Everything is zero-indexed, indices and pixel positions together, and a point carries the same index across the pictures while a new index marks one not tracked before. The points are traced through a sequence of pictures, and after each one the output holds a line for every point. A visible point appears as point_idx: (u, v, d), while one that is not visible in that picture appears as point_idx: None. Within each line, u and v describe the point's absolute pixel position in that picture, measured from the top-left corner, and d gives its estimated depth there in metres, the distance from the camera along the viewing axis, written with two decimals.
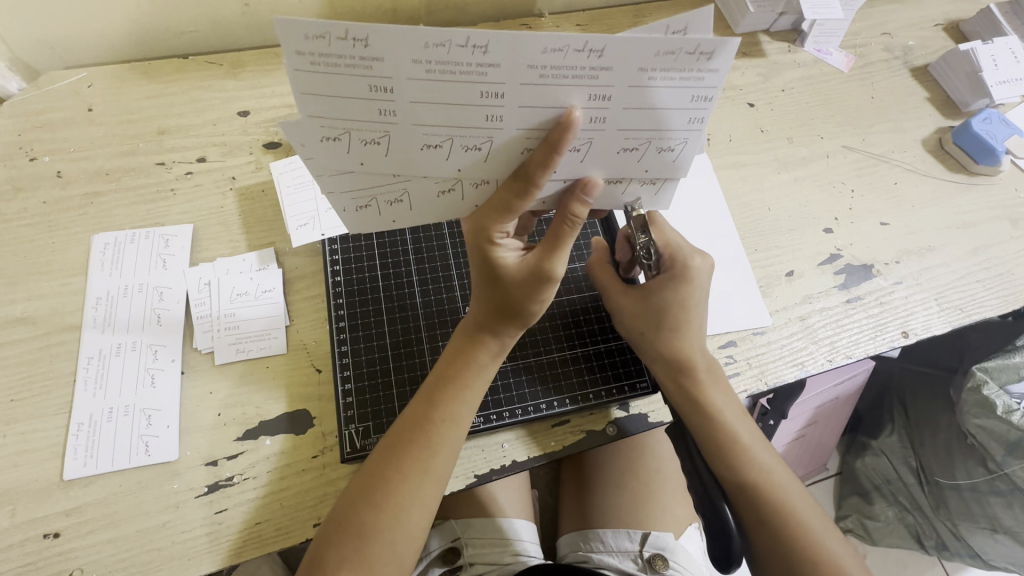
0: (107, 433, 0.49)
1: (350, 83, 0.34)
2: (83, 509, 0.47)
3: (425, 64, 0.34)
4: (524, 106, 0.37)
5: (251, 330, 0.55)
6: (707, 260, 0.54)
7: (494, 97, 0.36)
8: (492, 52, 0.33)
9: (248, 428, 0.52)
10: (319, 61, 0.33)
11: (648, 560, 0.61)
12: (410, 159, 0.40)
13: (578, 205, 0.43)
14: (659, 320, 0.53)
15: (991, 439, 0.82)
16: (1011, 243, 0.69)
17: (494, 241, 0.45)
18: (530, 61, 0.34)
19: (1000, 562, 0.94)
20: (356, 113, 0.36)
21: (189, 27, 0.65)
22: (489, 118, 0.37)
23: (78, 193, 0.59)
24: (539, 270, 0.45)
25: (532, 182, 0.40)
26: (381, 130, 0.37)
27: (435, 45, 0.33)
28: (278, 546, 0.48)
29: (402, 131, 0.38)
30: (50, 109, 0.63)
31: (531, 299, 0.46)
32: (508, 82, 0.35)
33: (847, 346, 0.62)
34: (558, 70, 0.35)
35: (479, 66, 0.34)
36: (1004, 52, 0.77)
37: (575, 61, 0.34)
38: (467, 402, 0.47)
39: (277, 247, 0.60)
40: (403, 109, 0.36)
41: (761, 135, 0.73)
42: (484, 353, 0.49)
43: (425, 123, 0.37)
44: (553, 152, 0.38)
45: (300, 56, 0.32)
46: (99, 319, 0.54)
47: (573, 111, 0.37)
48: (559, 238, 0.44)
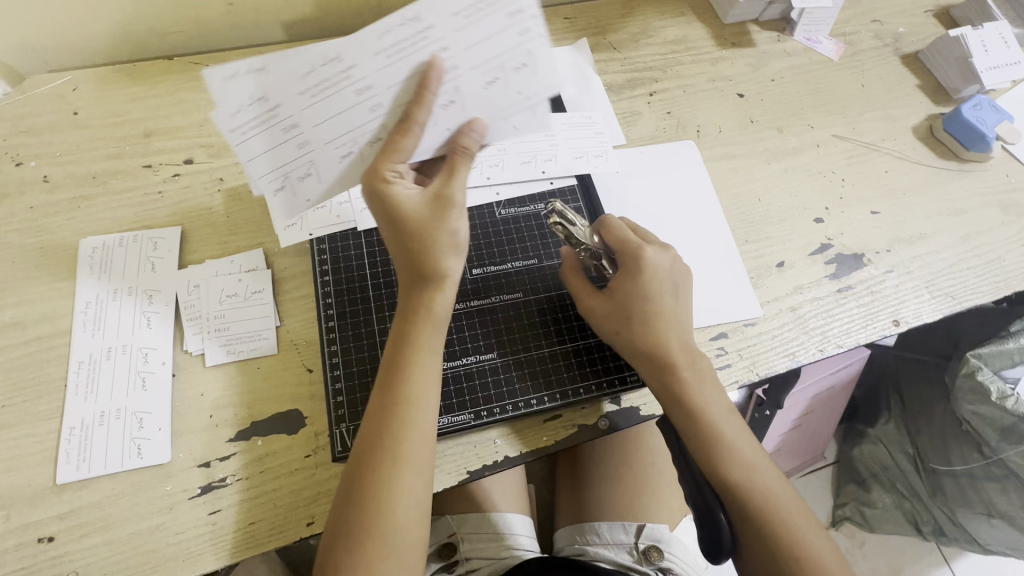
0: (100, 436, 0.50)
1: (270, 131, 0.46)
2: (77, 513, 0.47)
3: (305, 93, 0.45)
4: (391, 85, 0.46)
5: (242, 331, 0.55)
6: (665, 251, 0.55)
7: (359, 82, 0.45)
8: (345, 57, 0.45)
9: (241, 429, 0.52)
10: (247, 124, 0.46)
11: (643, 551, 0.61)
12: (344, 178, 0.49)
13: (467, 138, 0.48)
14: (629, 313, 0.53)
15: (985, 425, 0.82)
16: (1002, 229, 0.69)
17: (386, 180, 0.46)
18: (372, 49, 0.46)
19: (997, 546, 0.94)
20: (286, 153, 0.47)
21: (174, 27, 0.65)
22: (372, 108, 0.46)
23: (64, 198, 0.59)
24: (440, 198, 0.47)
25: (411, 119, 0.46)
26: (308, 159, 0.47)
27: (307, 73, 0.45)
28: (273, 545, 0.48)
29: (320, 155, 0.47)
30: (36, 114, 0.62)
31: (439, 228, 0.47)
32: (359, 61, 0.45)
33: (838, 336, 0.62)
34: (396, 47, 0.46)
35: (342, 72, 0.45)
36: (994, 37, 0.76)
37: (399, 33, 0.46)
38: (425, 381, 0.47)
39: (266, 247, 0.60)
40: (313, 137, 0.47)
41: (751, 126, 0.73)
42: (426, 331, 0.48)
43: (332, 138, 0.47)
44: (423, 90, 0.46)
45: (233, 127, 0.45)
46: (89, 323, 0.54)
47: (437, 54, 0.45)
48: (453, 168, 0.48)
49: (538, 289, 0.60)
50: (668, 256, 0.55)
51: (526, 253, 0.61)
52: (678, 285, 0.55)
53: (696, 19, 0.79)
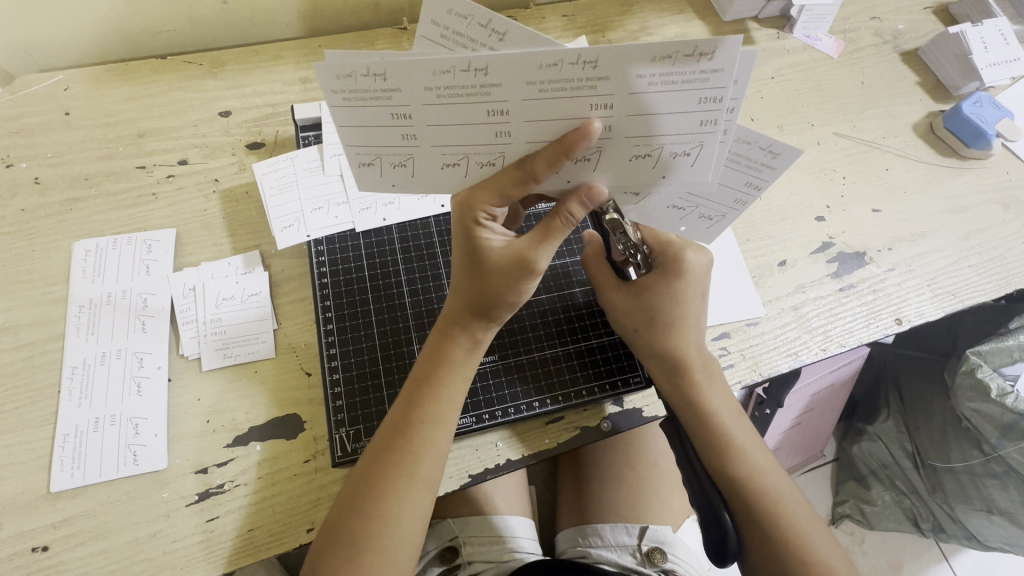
0: (94, 443, 0.49)
1: (376, 112, 0.37)
2: (71, 521, 0.46)
3: (435, 90, 0.36)
4: (531, 121, 0.38)
5: (239, 334, 0.54)
6: (704, 254, 0.52)
7: (500, 114, 0.37)
8: (492, 73, 0.35)
9: (238, 435, 0.51)
10: (350, 96, 0.36)
11: (646, 553, 0.61)
12: (433, 177, 0.43)
13: (576, 205, 0.43)
14: (652, 315, 0.52)
15: (985, 422, 0.82)
16: (1003, 227, 0.69)
17: (479, 222, 0.44)
18: (528, 77, 0.35)
19: (996, 543, 0.94)
20: (384, 139, 0.39)
21: (167, 26, 0.64)
22: (499, 133, 0.39)
23: (56, 200, 0.58)
24: (523, 259, 0.44)
25: (533, 175, 0.40)
26: (406, 153, 0.40)
27: (442, 72, 0.35)
28: (272, 552, 0.48)
29: (421, 153, 0.40)
30: (27, 114, 0.61)
31: (509, 291, 0.46)
32: (510, 100, 0.36)
33: (841, 335, 0.62)
34: (555, 84, 0.35)
35: (482, 87, 0.35)
36: (993, 34, 0.76)
37: (569, 74, 0.35)
38: (449, 403, 0.47)
39: (263, 249, 0.59)
40: (422, 133, 0.39)
41: (751, 124, 0.72)
42: (458, 348, 0.48)
43: (444, 143, 0.40)
44: (562, 157, 0.38)
45: (335, 94, 0.36)
46: (82, 328, 0.53)
47: (591, 123, 0.37)
48: (551, 232, 0.44)
49: (539, 290, 0.59)
50: (706, 260, 0.52)
51: None
52: (707, 289, 0.53)
53: (695, 16, 0.79)
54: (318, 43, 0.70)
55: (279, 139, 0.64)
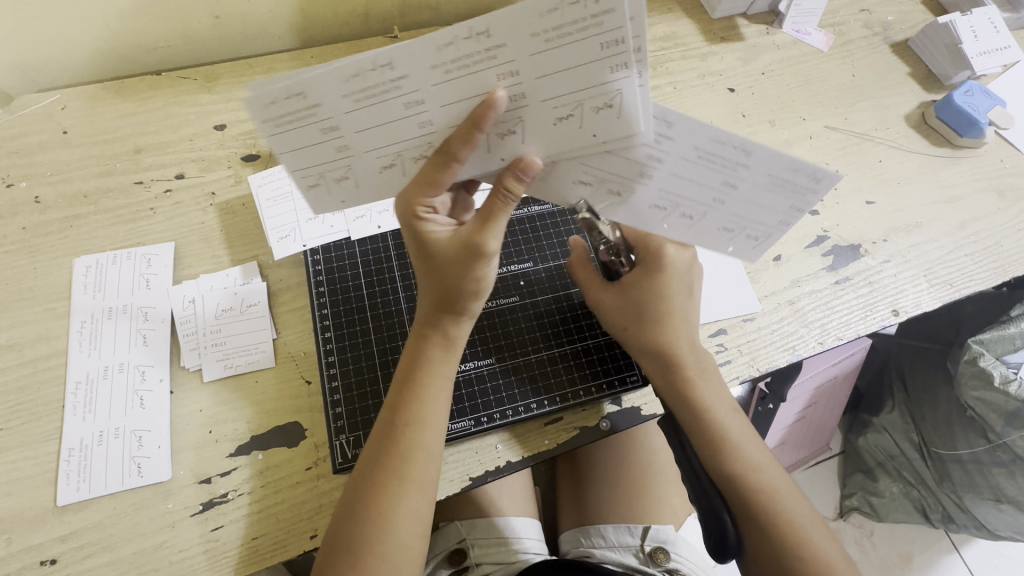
0: (99, 456, 0.49)
1: (306, 132, 0.39)
2: (78, 534, 0.47)
3: (351, 96, 0.37)
4: (447, 103, 0.38)
5: (238, 345, 0.55)
6: (686, 249, 0.54)
7: (417, 104, 0.38)
8: (397, 66, 0.36)
9: (240, 444, 0.51)
10: (280, 122, 0.38)
11: (649, 554, 0.61)
12: (376, 186, 0.44)
13: (513, 182, 0.42)
14: (638, 312, 0.53)
15: (989, 410, 0.81)
16: (998, 215, 0.69)
17: (420, 216, 0.45)
18: (430, 62, 0.36)
19: (1006, 532, 0.93)
20: (320, 156, 0.40)
21: (161, 43, 0.65)
22: (421, 124, 0.39)
23: (57, 218, 0.59)
24: (471, 244, 0.44)
25: (453, 154, 0.40)
26: (343, 164, 0.41)
27: (352, 77, 0.36)
28: (276, 559, 0.48)
29: (358, 160, 0.41)
30: (26, 134, 0.62)
31: (463, 277, 0.46)
32: (422, 87, 0.37)
33: (837, 328, 0.62)
34: (459, 63, 0.36)
35: (391, 81, 0.36)
36: (983, 22, 0.76)
37: (468, 49, 0.35)
38: (433, 402, 0.47)
39: (260, 260, 0.59)
40: (352, 142, 0.40)
41: (743, 120, 0.73)
42: (434, 347, 0.49)
43: (376, 146, 0.40)
44: (473, 130, 0.38)
45: (267, 123, 0.37)
46: (85, 343, 0.53)
47: (495, 92, 0.37)
48: (492, 213, 0.44)
49: (535, 291, 0.59)
50: (688, 254, 0.54)
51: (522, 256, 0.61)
52: (692, 285, 0.54)
53: (684, 15, 0.79)
54: (310, 54, 0.71)
55: (273, 151, 0.65)
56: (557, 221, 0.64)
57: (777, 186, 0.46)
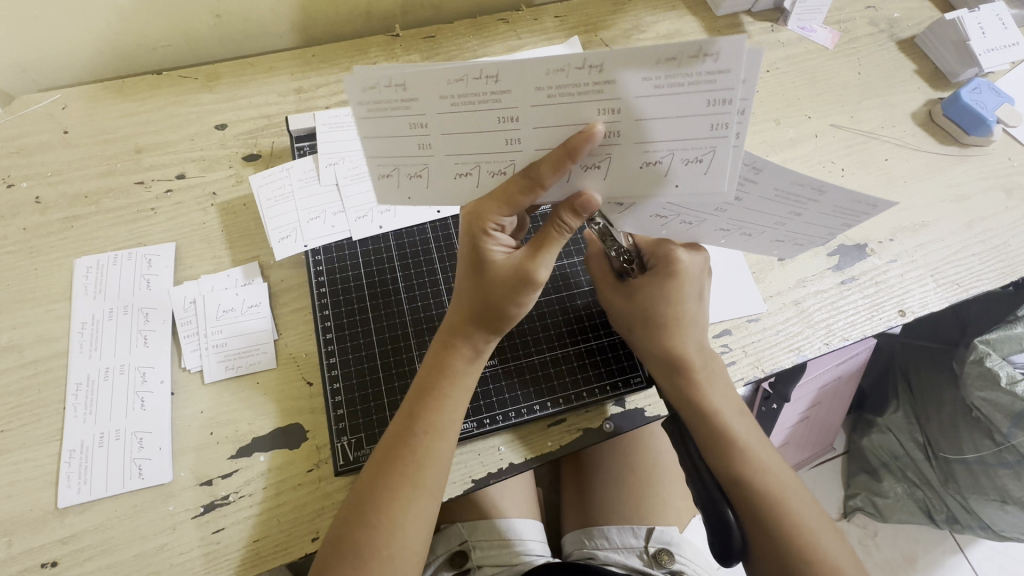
0: (100, 458, 0.49)
1: (395, 122, 0.37)
2: (79, 536, 0.47)
3: (450, 99, 0.36)
4: (541, 126, 0.38)
5: (239, 346, 0.54)
6: (697, 253, 0.53)
7: (511, 121, 0.37)
8: (503, 79, 0.35)
9: (242, 446, 0.51)
10: (373, 108, 0.37)
11: (653, 555, 0.60)
12: (446, 188, 0.42)
13: (570, 216, 0.43)
14: (647, 317, 0.52)
15: (995, 411, 0.81)
16: (1006, 214, 0.68)
17: (487, 232, 0.44)
18: (536, 83, 0.35)
19: (1012, 533, 0.92)
20: (401, 150, 0.39)
21: (161, 42, 0.64)
22: (510, 141, 0.39)
23: (57, 218, 0.59)
24: (523, 271, 0.44)
25: (539, 182, 0.40)
26: (420, 163, 0.40)
27: (455, 80, 0.35)
28: (278, 562, 0.48)
29: (436, 163, 0.40)
30: (26, 133, 0.62)
31: (511, 302, 0.46)
32: (520, 105, 0.36)
33: (844, 328, 0.61)
34: (563, 90, 0.35)
35: (492, 94, 0.36)
36: (990, 19, 0.75)
37: (576, 79, 0.35)
38: (448, 412, 0.46)
39: (261, 260, 0.59)
40: (437, 142, 0.39)
41: (747, 118, 0.72)
42: (459, 358, 0.48)
43: (457, 151, 0.40)
44: (567, 159, 0.38)
45: (361, 105, 0.36)
46: (85, 344, 0.53)
47: (596, 124, 0.36)
48: (548, 243, 0.44)
49: (538, 292, 0.59)
50: (700, 259, 0.53)
51: None
52: (703, 290, 0.53)
53: (688, 12, 0.78)
54: (311, 53, 0.70)
55: (274, 151, 0.64)
56: None
57: (838, 214, 0.44)
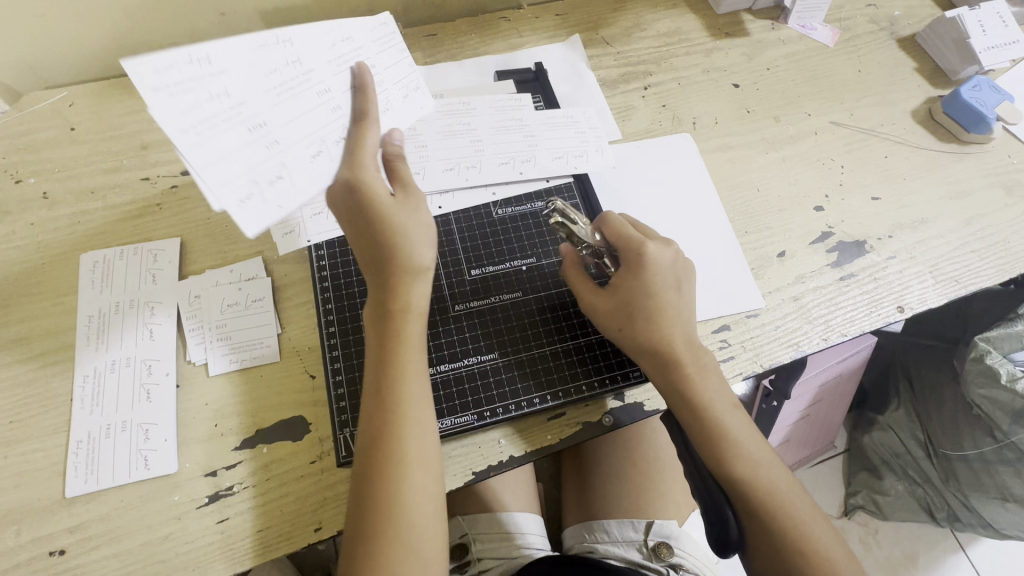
0: (106, 449, 0.50)
1: None
2: (86, 525, 0.48)
3: (272, 88, 0.44)
4: None
5: (243, 339, 0.55)
6: (669, 248, 0.55)
7: None
8: None
9: (246, 438, 0.52)
10: (197, 124, 0.39)
11: (653, 548, 0.61)
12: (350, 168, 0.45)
13: (393, 146, 0.50)
14: (631, 311, 0.53)
15: (995, 408, 0.81)
16: (1005, 211, 0.68)
17: (355, 175, 0.46)
18: (324, 46, 0.47)
19: (1013, 531, 0.92)
20: (252, 158, 0.42)
21: (167, 40, 0.65)
22: None
23: (64, 213, 0.59)
24: (402, 191, 0.49)
25: (364, 113, 0.49)
26: (276, 163, 0.44)
27: None
28: (281, 552, 0.49)
29: (290, 155, 0.44)
30: (34, 130, 0.63)
31: (404, 219, 0.48)
32: None
33: (842, 324, 0.62)
34: (345, 41, 0.48)
35: None
36: (991, 17, 0.76)
37: (342, 29, 0.48)
38: (415, 387, 0.47)
39: (265, 255, 0.60)
40: (280, 134, 0.44)
41: (747, 116, 0.72)
42: (407, 325, 0.48)
43: (302, 136, 0.45)
44: (360, 91, 0.49)
45: (233, 105, 0.40)
46: (92, 337, 0.54)
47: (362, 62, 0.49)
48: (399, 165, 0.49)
49: (538, 287, 0.60)
50: (671, 251, 0.55)
51: (525, 252, 0.61)
52: (679, 278, 0.54)
53: (689, 11, 0.79)
54: None
55: None
56: None
57: None
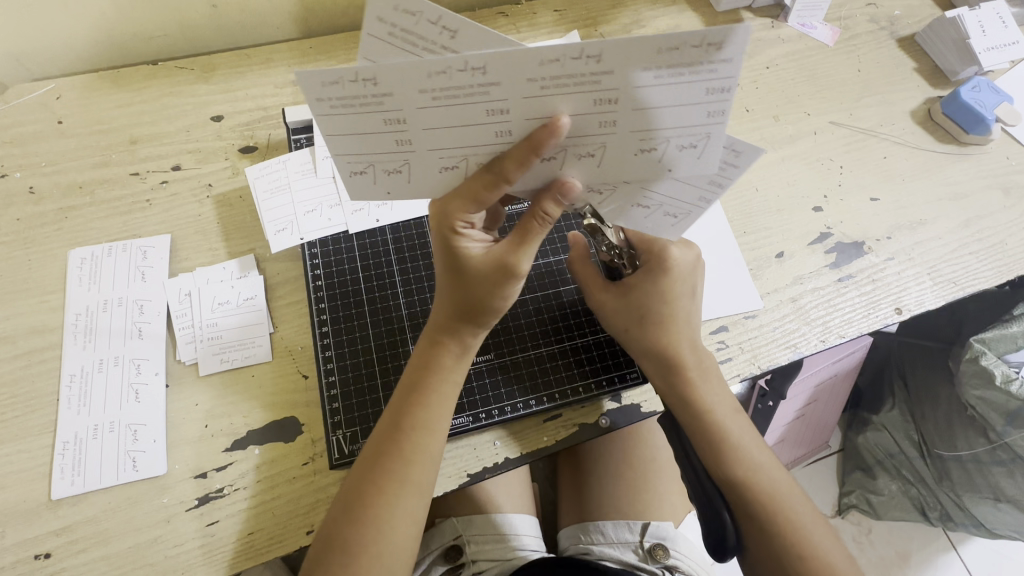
0: (94, 450, 0.49)
1: (369, 119, 0.36)
2: (73, 528, 0.47)
3: (429, 93, 0.34)
4: (530, 118, 0.36)
5: (235, 339, 0.54)
6: (689, 249, 0.53)
7: (501, 113, 0.35)
8: (491, 72, 0.33)
9: (236, 439, 0.51)
10: (336, 103, 0.35)
11: (648, 550, 0.61)
12: (430, 181, 0.41)
13: (550, 204, 0.42)
14: (642, 315, 0.52)
15: (991, 410, 0.81)
16: (1003, 213, 0.68)
17: (456, 231, 0.43)
18: (528, 74, 0.33)
19: (1004, 530, 0.93)
20: (375, 146, 0.38)
21: (157, 32, 0.64)
22: (500, 133, 0.37)
23: (51, 209, 0.58)
24: (505, 265, 0.44)
25: (504, 176, 0.39)
26: (399, 159, 0.39)
27: (436, 74, 0.33)
28: (272, 555, 0.48)
29: (417, 158, 0.39)
30: (21, 123, 0.61)
31: (494, 296, 0.45)
32: (510, 98, 0.34)
33: (840, 326, 0.61)
34: (558, 80, 0.33)
35: (480, 86, 0.34)
36: (991, 17, 0.75)
37: (572, 68, 0.33)
38: (438, 410, 0.47)
39: (257, 253, 0.59)
40: (417, 137, 0.37)
41: (747, 115, 0.72)
42: (448, 355, 0.48)
43: (441, 145, 0.38)
44: (531, 153, 0.37)
45: (321, 102, 0.34)
46: (79, 335, 0.53)
47: (561, 118, 0.35)
48: (528, 236, 0.43)
49: (534, 287, 0.59)
50: (692, 255, 0.53)
51: None
52: (696, 287, 0.53)
53: (688, 8, 0.78)
54: (308, 45, 0.70)
55: (271, 143, 0.64)
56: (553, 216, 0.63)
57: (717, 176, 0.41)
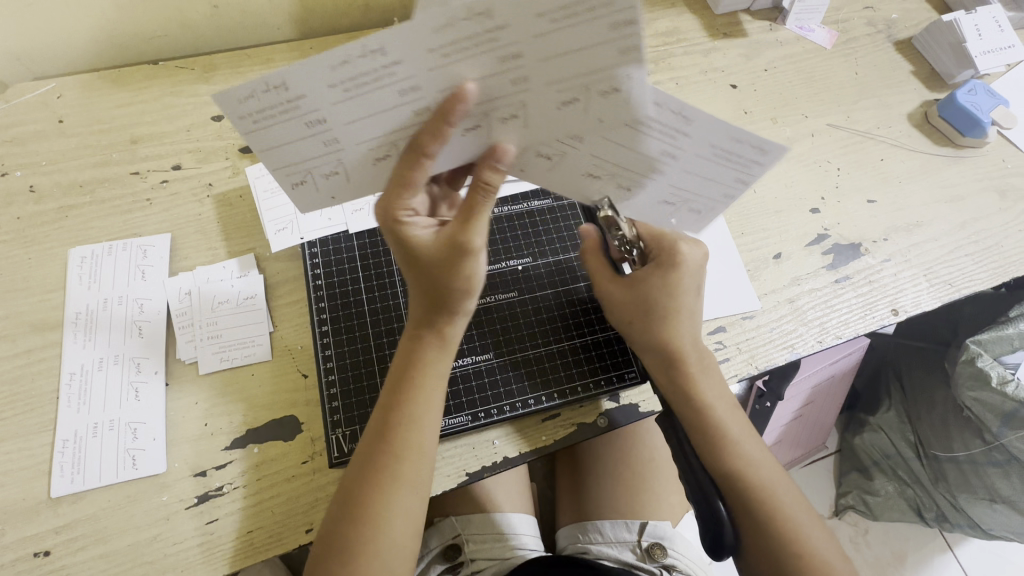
0: (93, 448, 0.49)
1: (282, 127, 0.37)
2: (72, 526, 0.47)
3: (339, 87, 0.34)
4: (446, 95, 0.36)
5: (235, 338, 0.54)
6: (697, 247, 0.53)
7: (414, 93, 0.35)
8: (391, 54, 0.32)
9: (236, 437, 0.51)
10: (257, 118, 0.36)
11: (646, 549, 0.61)
12: (369, 175, 0.42)
13: (490, 172, 0.41)
14: (646, 309, 0.52)
15: (986, 411, 0.81)
16: (999, 215, 0.69)
17: (401, 221, 0.43)
18: (552, 99, 0.37)
19: (999, 531, 0.93)
20: (312, 148, 0.39)
21: (158, 32, 0.64)
22: (417, 112, 0.37)
23: (52, 208, 0.58)
24: (456, 243, 0.43)
25: (424, 151, 0.39)
26: (331, 158, 0.40)
27: (339, 65, 0.33)
28: (271, 554, 0.48)
29: (349, 154, 0.39)
30: (20, 122, 0.61)
31: (454, 278, 0.45)
32: (416, 77, 0.34)
33: (837, 327, 0.62)
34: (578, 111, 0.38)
35: (384, 69, 0.33)
36: (987, 21, 0.76)
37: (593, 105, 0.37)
38: (424, 403, 0.47)
39: (257, 252, 0.59)
40: (342, 133, 0.38)
41: (745, 117, 0.72)
42: (429, 349, 0.48)
43: (368, 138, 0.38)
44: (443, 124, 0.37)
45: (244, 120, 0.36)
46: (79, 334, 0.53)
47: (466, 87, 0.35)
48: (473, 208, 0.42)
49: (534, 287, 0.59)
50: (700, 253, 0.53)
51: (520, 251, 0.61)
52: (701, 284, 0.53)
53: (687, 10, 0.78)
54: (309, 45, 0.70)
55: None
56: (554, 216, 0.63)
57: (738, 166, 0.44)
